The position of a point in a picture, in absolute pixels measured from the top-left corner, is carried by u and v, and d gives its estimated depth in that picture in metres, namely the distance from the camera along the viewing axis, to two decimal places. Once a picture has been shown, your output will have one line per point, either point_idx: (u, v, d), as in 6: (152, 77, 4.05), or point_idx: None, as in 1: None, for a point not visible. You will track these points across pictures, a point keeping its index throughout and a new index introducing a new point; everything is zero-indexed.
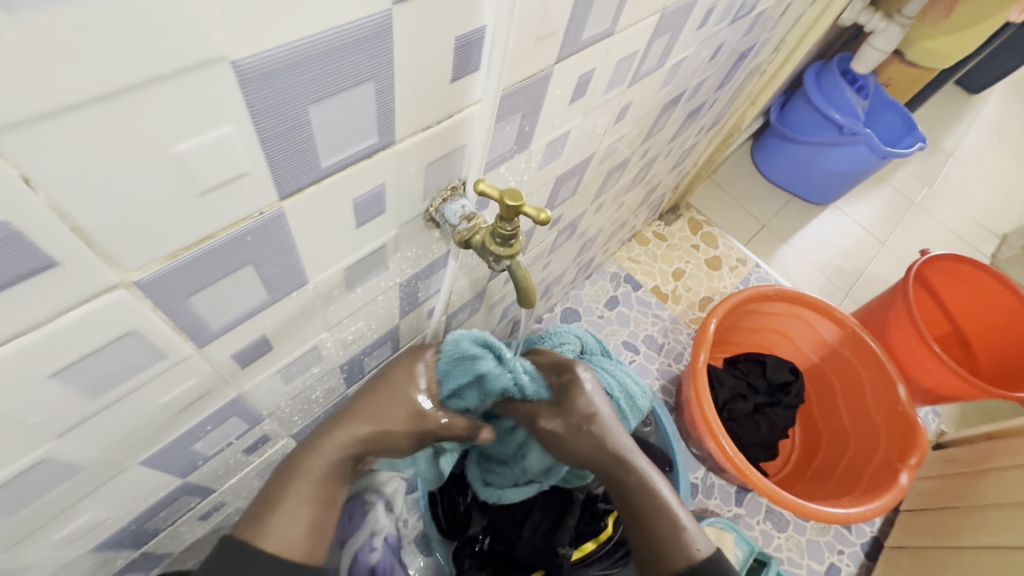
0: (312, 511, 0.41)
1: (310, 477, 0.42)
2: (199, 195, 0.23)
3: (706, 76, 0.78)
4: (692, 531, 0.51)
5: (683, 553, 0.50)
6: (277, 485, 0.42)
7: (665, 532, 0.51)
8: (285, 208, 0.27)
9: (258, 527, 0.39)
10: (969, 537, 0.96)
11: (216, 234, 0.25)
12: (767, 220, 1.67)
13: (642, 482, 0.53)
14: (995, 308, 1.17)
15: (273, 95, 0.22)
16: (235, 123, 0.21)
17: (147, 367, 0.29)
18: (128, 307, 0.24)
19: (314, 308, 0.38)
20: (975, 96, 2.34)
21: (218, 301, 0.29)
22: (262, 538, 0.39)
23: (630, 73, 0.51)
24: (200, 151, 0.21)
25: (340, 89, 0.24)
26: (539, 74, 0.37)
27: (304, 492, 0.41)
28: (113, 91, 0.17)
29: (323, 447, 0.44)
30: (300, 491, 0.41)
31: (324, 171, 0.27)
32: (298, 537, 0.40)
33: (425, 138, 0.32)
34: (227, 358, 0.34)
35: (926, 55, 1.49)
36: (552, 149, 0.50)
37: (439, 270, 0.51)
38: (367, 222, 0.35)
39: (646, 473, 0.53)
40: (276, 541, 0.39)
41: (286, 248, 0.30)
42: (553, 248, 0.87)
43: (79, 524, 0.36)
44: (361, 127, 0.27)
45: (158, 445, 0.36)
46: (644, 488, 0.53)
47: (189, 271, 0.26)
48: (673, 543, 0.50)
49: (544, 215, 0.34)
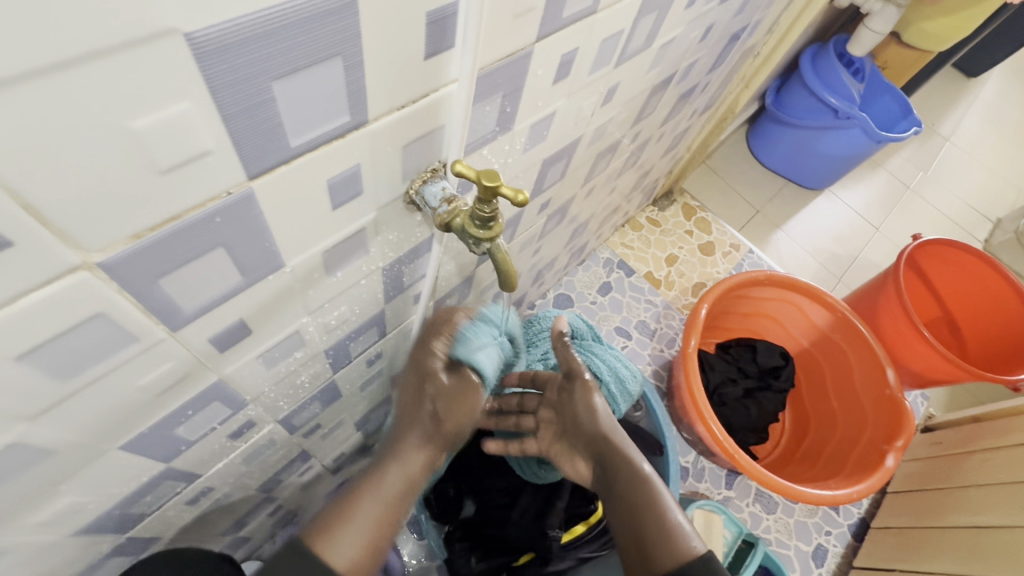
0: (369, 539, 0.48)
1: (374, 502, 0.49)
2: (160, 173, 0.22)
3: (698, 57, 0.77)
4: (686, 531, 0.53)
5: (676, 553, 0.51)
6: (343, 506, 0.49)
7: (658, 530, 0.53)
8: (254, 188, 0.27)
9: (329, 543, 0.46)
10: (951, 517, 0.98)
11: (182, 215, 0.25)
12: (761, 205, 1.67)
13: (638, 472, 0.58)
14: (984, 292, 1.17)
15: (233, 71, 0.21)
16: (194, 98, 0.21)
17: (119, 350, 0.29)
18: (93, 289, 0.24)
19: (293, 292, 0.38)
20: (974, 79, 2.32)
21: (190, 283, 0.29)
22: (324, 551, 0.46)
23: (616, 53, 0.50)
24: (158, 128, 0.21)
25: (305, 66, 0.24)
26: (520, 53, 0.37)
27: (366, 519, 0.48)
28: (59, 63, 0.17)
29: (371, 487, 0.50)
30: (366, 514, 0.48)
31: (294, 151, 0.27)
32: (357, 560, 0.47)
33: (400, 118, 0.32)
34: (204, 342, 0.34)
35: (923, 37, 1.48)
36: (536, 131, 0.50)
37: (423, 254, 0.50)
38: (343, 204, 0.34)
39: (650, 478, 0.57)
40: (342, 560, 0.46)
41: (258, 230, 0.29)
42: (543, 233, 0.87)
43: (60, 507, 0.36)
44: (331, 105, 0.26)
45: (138, 429, 0.36)
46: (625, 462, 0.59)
47: (155, 253, 0.25)
48: (664, 542, 0.52)
49: (521, 197, 0.33)
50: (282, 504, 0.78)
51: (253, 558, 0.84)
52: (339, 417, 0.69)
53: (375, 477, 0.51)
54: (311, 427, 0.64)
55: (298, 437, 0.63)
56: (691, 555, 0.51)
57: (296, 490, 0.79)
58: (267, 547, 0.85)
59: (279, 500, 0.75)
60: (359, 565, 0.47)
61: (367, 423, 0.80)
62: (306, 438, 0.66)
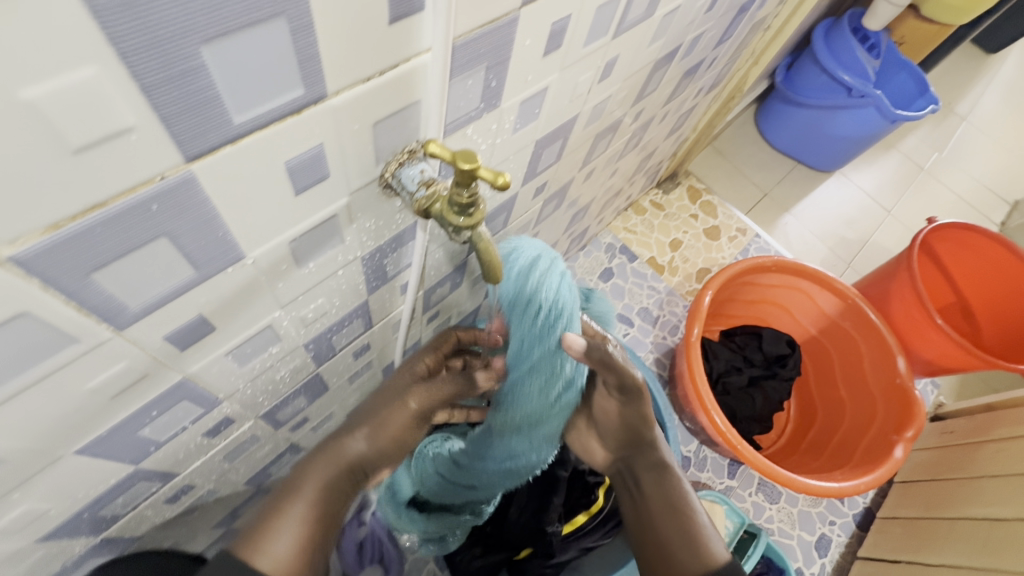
0: (307, 538, 0.40)
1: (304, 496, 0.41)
2: (72, 155, 0.19)
3: (704, 30, 0.72)
4: (709, 532, 0.55)
5: (703, 560, 0.52)
6: (271, 507, 0.41)
7: (684, 535, 0.54)
8: (195, 170, 0.24)
9: (254, 549, 0.38)
10: (961, 509, 0.96)
11: (109, 201, 0.22)
12: (769, 188, 1.62)
13: (667, 472, 0.58)
14: (1001, 277, 1.13)
15: (148, 31, 0.18)
16: (101, 61, 0.18)
17: (57, 351, 0.26)
18: (9, 286, 0.21)
19: (259, 286, 0.35)
20: (993, 56, 2.23)
21: (132, 277, 0.26)
22: (254, 561, 0.38)
23: (614, 23, 0.46)
24: (60, 97, 0.18)
25: (239, 27, 0.20)
26: (503, 19, 0.33)
27: (307, 498, 0.41)
28: None
29: (320, 463, 0.43)
30: (293, 511, 0.40)
31: (240, 128, 0.24)
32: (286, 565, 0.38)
33: (367, 92, 0.28)
34: (159, 341, 0.31)
35: (942, 10, 1.41)
36: (528, 109, 0.46)
37: (407, 242, 0.47)
38: (308, 188, 0.31)
39: (682, 485, 0.58)
40: (269, 562, 0.38)
41: (207, 218, 0.26)
42: (540, 218, 0.83)
43: (17, 514, 0.34)
44: (279, 76, 0.23)
45: (96, 433, 0.34)
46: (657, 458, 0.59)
47: (82, 245, 0.22)
48: (693, 550, 0.53)
49: (502, 179, 0.30)
50: None
51: None
52: (328, 410, 0.67)
53: (306, 471, 0.42)
54: (298, 421, 0.62)
55: (284, 431, 0.61)
56: (715, 564, 0.52)
57: None
58: None
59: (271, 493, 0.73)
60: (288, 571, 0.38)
61: None
62: (293, 431, 0.63)
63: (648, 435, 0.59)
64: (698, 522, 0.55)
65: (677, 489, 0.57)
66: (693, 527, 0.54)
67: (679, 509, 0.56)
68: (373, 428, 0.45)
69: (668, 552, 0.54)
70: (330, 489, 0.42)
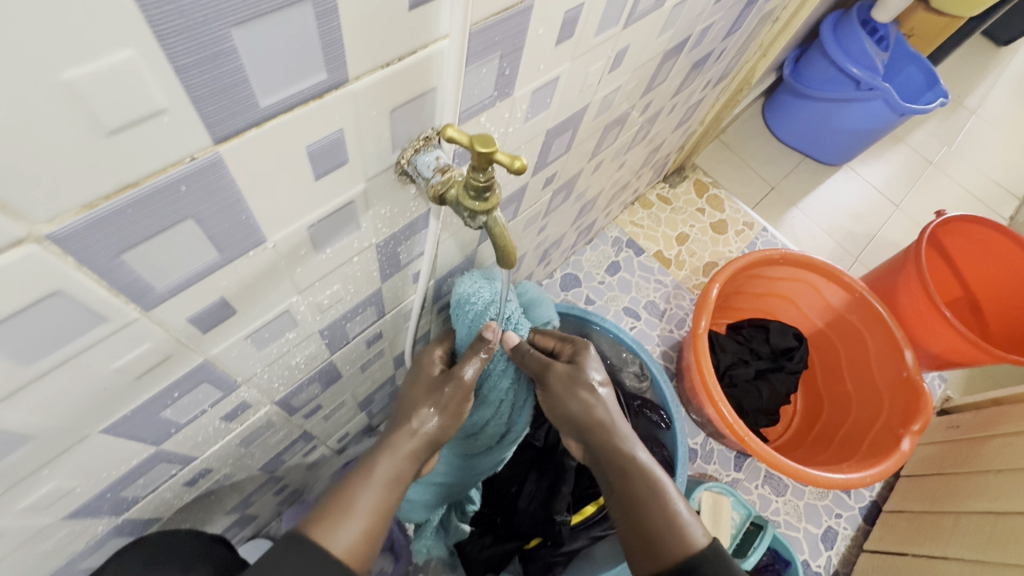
0: (373, 525, 0.44)
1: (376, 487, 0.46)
2: (107, 135, 0.20)
3: (713, 21, 0.72)
4: (684, 514, 0.51)
5: (678, 547, 0.49)
6: (340, 493, 0.45)
7: (660, 524, 0.51)
8: (221, 153, 0.24)
9: (327, 533, 0.42)
10: (967, 502, 0.96)
11: (141, 182, 0.22)
12: (776, 181, 1.61)
13: (629, 457, 0.54)
14: (1010, 270, 1.12)
15: (182, 13, 0.19)
16: (137, 42, 0.18)
17: (88, 330, 0.27)
18: (46, 264, 0.22)
19: (278, 270, 0.35)
20: (1004, 49, 2.21)
21: (159, 258, 0.27)
22: (327, 542, 0.41)
23: (625, 13, 0.47)
24: (98, 78, 0.18)
25: (268, 10, 0.21)
26: (518, 7, 0.33)
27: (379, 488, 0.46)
28: None
29: (385, 455, 0.48)
30: (365, 502, 0.44)
31: (265, 112, 0.24)
32: (356, 546, 0.42)
33: (386, 78, 0.29)
34: (183, 323, 0.32)
35: (952, 2, 1.40)
36: (540, 98, 0.46)
37: (420, 230, 0.48)
38: (327, 173, 0.31)
39: (649, 467, 0.54)
40: (340, 545, 0.42)
41: (231, 201, 0.27)
42: (549, 210, 0.84)
43: (45, 492, 0.35)
44: (304, 60, 0.24)
45: (121, 413, 0.35)
46: (618, 449, 0.55)
47: (114, 225, 0.23)
48: (666, 538, 0.50)
49: (518, 163, 0.30)
50: (287, 484, 0.77)
51: (260, 536, 0.84)
52: (339, 398, 0.68)
53: (375, 460, 0.48)
54: (311, 408, 0.63)
55: (298, 418, 0.62)
56: (696, 549, 0.49)
57: (301, 470, 0.79)
58: (274, 525, 0.85)
59: (283, 480, 0.74)
60: (358, 552, 0.42)
61: (370, 404, 0.79)
62: (306, 419, 0.64)
63: (596, 414, 0.56)
64: (672, 506, 0.51)
65: (643, 474, 0.53)
66: (667, 513, 0.51)
67: (649, 499, 0.52)
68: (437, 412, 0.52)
69: (649, 543, 0.51)
70: (396, 478, 0.47)
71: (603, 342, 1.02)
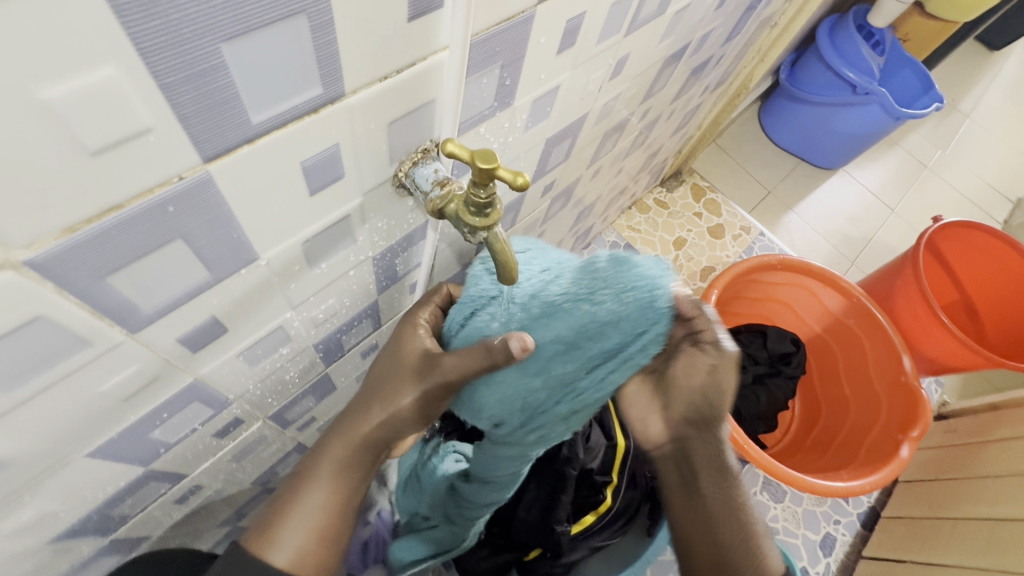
0: (323, 524, 0.39)
1: (323, 484, 0.40)
2: (90, 156, 0.19)
3: (712, 28, 0.72)
4: (764, 535, 0.45)
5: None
6: (287, 492, 0.40)
7: (741, 543, 0.44)
8: (212, 171, 0.23)
9: (267, 542, 0.38)
10: (965, 508, 0.96)
11: (126, 204, 0.21)
12: (773, 185, 1.61)
13: (722, 463, 0.45)
14: (1007, 275, 1.12)
15: (169, 29, 0.18)
16: (120, 59, 0.17)
17: (70, 355, 0.26)
18: (24, 290, 0.21)
19: (271, 287, 0.34)
20: (997, 53, 2.23)
21: (147, 280, 0.25)
22: (265, 554, 0.38)
23: (626, 21, 0.46)
24: (79, 98, 0.17)
25: (260, 25, 0.20)
26: (520, 16, 0.32)
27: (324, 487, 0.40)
28: None
29: (332, 446, 0.41)
30: (313, 501, 0.39)
31: (257, 129, 0.23)
32: (307, 548, 0.39)
33: (383, 91, 0.28)
34: (172, 343, 0.31)
35: (947, 8, 1.40)
36: (540, 107, 0.46)
37: (418, 242, 0.47)
38: (322, 188, 0.30)
39: (737, 476, 0.45)
40: (284, 555, 0.38)
41: (221, 219, 0.26)
42: (547, 217, 0.83)
43: (27, 517, 0.34)
44: (299, 75, 0.23)
45: (107, 435, 0.33)
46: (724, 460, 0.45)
47: (99, 248, 0.22)
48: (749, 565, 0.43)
49: (521, 179, 0.29)
50: None
51: None
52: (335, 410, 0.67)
53: (322, 453, 0.41)
54: (305, 421, 0.62)
55: (291, 431, 0.61)
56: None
57: None
58: None
59: None
60: (305, 559, 0.39)
61: None
62: (300, 431, 0.63)
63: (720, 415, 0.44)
64: (754, 525, 0.45)
65: (728, 483, 0.45)
66: (750, 533, 0.44)
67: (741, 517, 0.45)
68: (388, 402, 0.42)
69: (724, 561, 0.43)
70: (347, 470, 0.41)
71: None
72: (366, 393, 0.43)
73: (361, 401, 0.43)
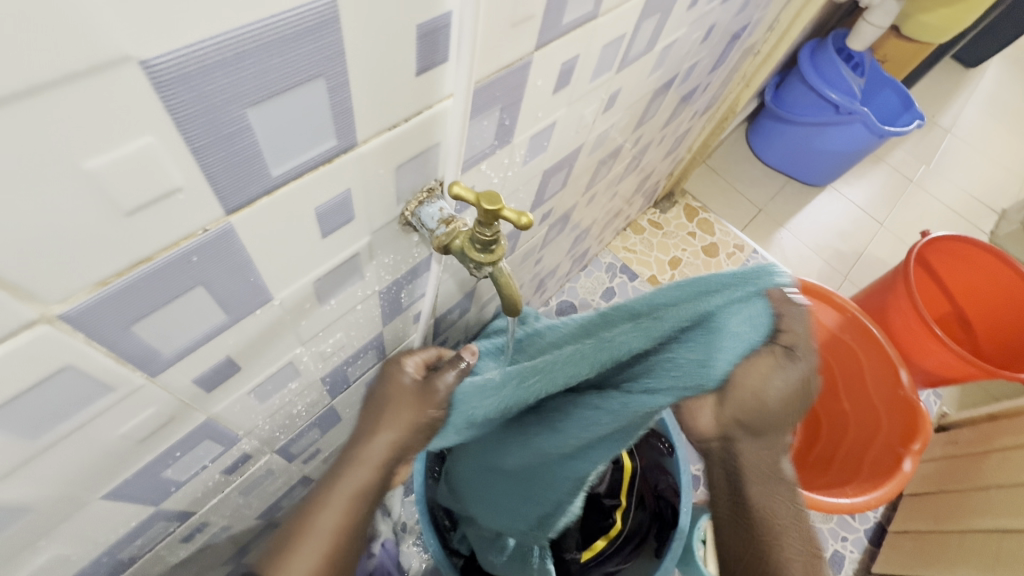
0: (334, 550, 0.41)
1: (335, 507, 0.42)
2: (125, 216, 0.20)
3: (700, 58, 0.75)
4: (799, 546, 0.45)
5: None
6: (300, 517, 0.41)
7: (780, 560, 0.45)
8: (233, 223, 0.25)
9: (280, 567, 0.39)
10: (969, 521, 0.96)
11: (155, 256, 0.23)
12: (763, 203, 1.64)
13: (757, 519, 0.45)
14: (996, 287, 1.14)
15: (202, 100, 0.19)
16: (157, 131, 0.19)
17: (93, 401, 0.26)
18: (56, 342, 0.22)
19: (283, 325, 0.35)
20: (972, 70, 2.31)
21: (167, 326, 0.26)
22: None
23: (617, 59, 0.48)
24: (120, 166, 0.19)
25: (283, 90, 0.21)
26: (517, 63, 0.34)
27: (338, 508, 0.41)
28: (13, 94, 0.15)
29: (347, 471, 0.43)
30: (324, 525, 0.41)
31: (276, 180, 0.25)
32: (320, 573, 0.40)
33: (392, 138, 0.30)
34: (188, 384, 0.32)
35: (923, 30, 1.46)
36: (537, 142, 0.47)
37: (422, 274, 0.48)
38: (334, 231, 0.32)
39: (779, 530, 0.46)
40: None
41: (240, 265, 0.27)
42: (544, 243, 0.84)
43: (41, 562, 0.34)
44: (315, 131, 0.24)
45: (122, 477, 0.34)
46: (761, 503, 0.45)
47: (125, 299, 0.23)
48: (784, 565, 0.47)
49: (525, 219, 0.31)
50: None
51: None
52: (340, 441, 0.67)
53: (335, 479, 0.43)
54: (311, 453, 0.62)
55: (297, 464, 0.61)
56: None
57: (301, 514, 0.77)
58: None
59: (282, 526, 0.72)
60: None
61: None
62: (305, 464, 0.63)
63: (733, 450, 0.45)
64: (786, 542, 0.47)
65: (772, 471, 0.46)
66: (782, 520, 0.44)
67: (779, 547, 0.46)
68: (387, 421, 0.44)
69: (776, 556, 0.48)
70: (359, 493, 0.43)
71: None
72: (368, 418, 0.45)
73: (365, 425, 0.45)
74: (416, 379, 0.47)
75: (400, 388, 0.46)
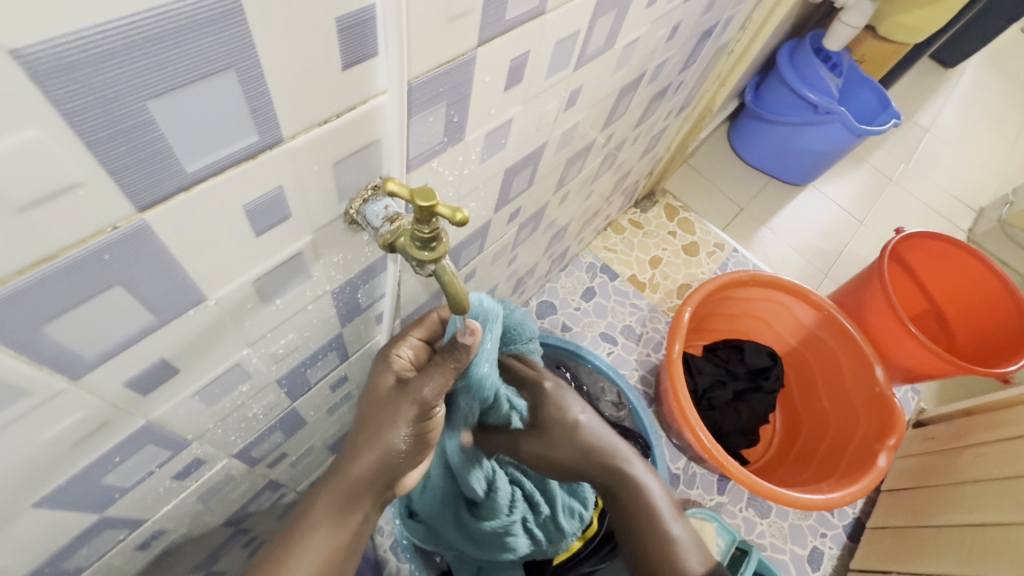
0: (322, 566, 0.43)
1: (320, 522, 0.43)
2: (18, 212, 0.20)
3: (668, 56, 0.75)
4: (684, 545, 0.60)
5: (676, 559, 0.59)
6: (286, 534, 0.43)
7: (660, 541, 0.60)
8: (148, 219, 0.24)
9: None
10: (946, 515, 0.96)
11: (60, 253, 0.22)
12: (745, 203, 1.65)
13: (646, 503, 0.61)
14: (970, 283, 1.16)
15: (92, 90, 0.18)
16: (43, 122, 0.18)
17: (8, 404, 0.26)
18: None
19: (223, 326, 0.35)
20: (950, 70, 2.34)
21: (85, 327, 0.26)
22: None
23: (574, 56, 0.48)
24: (3, 159, 0.18)
25: (188, 82, 0.21)
26: (460, 59, 0.34)
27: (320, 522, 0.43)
28: None
29: (329, 489, 0.44)
30: (312, 543, 0.43)
31: (193, 176, 0.24)
32: None
33: (324, 134, 0.29)
34: (119, 387, 0.31)
35: (898, 29, 1.48)
36: (493, 139, 0.47)
37: (379, 273, 0.48)
38: (269, 229, 0.31)
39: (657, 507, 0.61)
40: None
41: (164, 264, 0.27)
42: (517, 242, 0.84)
43: None
44: (231, 124, 0.24)
45: (55, 483, 0.33)
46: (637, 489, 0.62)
47: (30, 298, 0.22)
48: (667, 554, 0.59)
49: (459, 215, 0.30)
50: (256, 536, 0.73)
51: None
52: (306, 444, 0.66)
53: (317, 496, 0.44)
54: (275, 456, 0.61)
55: (261, 468, 0.60)
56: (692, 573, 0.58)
57: (272, 520, 0.76)
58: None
59: (252, 532, 0.71)
60: None
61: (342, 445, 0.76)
62: (270, 468, 0.62)
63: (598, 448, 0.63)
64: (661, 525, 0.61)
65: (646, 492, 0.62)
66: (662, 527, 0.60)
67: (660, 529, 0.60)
68: (370, 436, 0.44)
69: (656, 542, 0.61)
70: (339, 507, 0.44)
71: (582, 370, 1.03)
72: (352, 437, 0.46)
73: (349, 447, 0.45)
74: (398, 381, 0.46)
75: (379, 399, 0.45)
